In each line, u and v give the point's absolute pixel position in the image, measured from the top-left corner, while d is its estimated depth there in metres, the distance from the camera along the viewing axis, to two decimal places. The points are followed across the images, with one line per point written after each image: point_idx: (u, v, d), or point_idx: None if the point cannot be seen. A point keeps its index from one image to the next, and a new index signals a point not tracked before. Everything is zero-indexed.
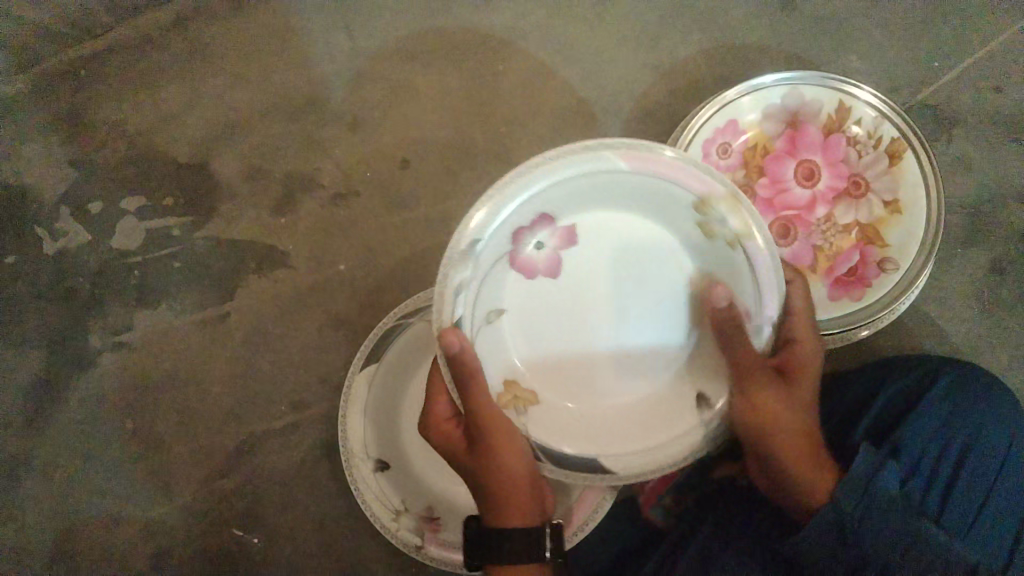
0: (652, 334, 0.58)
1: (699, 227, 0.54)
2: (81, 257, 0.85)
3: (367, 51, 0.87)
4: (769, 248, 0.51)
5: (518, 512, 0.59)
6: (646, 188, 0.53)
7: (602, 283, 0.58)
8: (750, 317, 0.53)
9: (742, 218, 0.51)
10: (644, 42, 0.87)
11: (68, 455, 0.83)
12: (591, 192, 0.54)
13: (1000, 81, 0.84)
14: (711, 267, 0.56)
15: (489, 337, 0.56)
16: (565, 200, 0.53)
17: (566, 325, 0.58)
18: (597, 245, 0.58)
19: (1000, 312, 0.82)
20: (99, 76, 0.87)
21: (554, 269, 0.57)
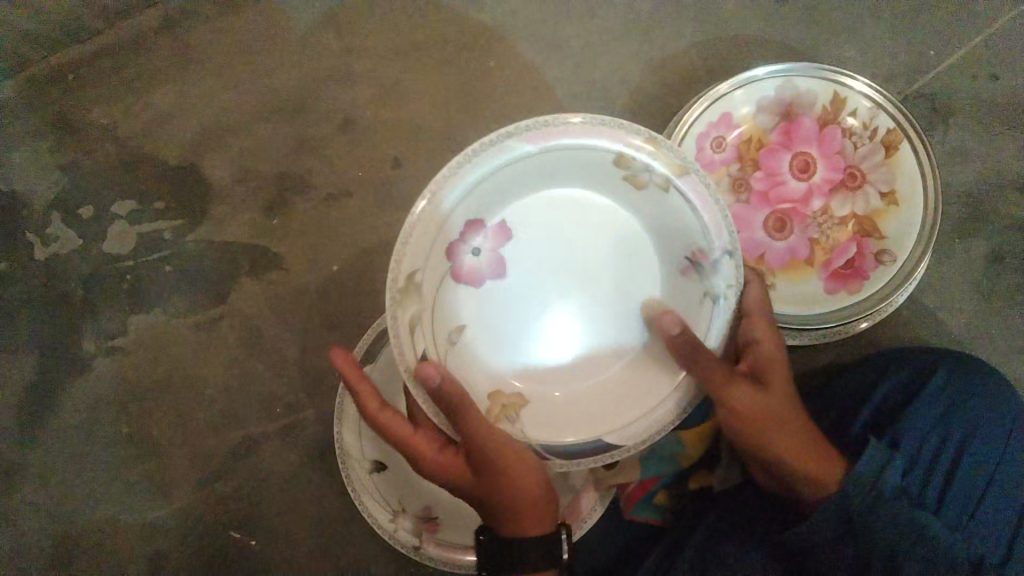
0: (616, 298, 0.62)
1: (635, 180, 0.57)
2: (74, 263, 0.86)
3: (356, 51, 0.87)
4: (696, 175, 0.53)
5: (533, 521, 0.62)
6: (570, 162, 0.56)
7: (552, 263, 0.62)
8: (705, 253, 0.55)
9: (663, 159, 0.53)
10: (632, 36, 0.87)
11: (64, 459, 0.84)
12: (520, 183, 0.58)
13: (995, 69, 0.84)
14: (661, 218, 0.59)
15: (458, 357, 0.58)
16: (496, 191, 0.57)
17: (524, 313, 0.62)
18: (537, 234, 0.62)
19: (998, 302, 0.82)
20: (88, 81, 0.88)
21: (498, 267, 0.61)
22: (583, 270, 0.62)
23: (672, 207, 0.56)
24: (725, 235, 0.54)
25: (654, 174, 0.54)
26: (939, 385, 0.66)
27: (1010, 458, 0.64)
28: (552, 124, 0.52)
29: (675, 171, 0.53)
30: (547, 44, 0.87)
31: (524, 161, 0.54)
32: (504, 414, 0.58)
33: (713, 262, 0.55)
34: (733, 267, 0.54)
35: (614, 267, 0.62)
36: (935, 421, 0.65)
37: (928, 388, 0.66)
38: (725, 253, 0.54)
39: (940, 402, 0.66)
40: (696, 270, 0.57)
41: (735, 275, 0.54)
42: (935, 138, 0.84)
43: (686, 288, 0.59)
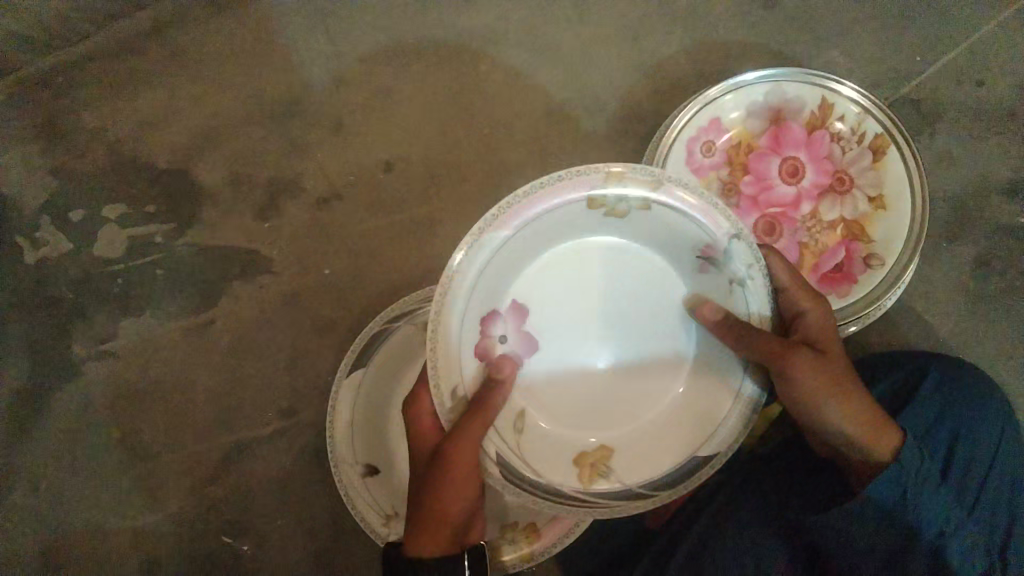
0: (661, 321, 0.61)
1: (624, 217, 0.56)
2: (63, 266, 0.86)
3: (349, 54, 0.88)
4: (670, 182, 0.53)
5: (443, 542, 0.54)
6: (556, 226, 0.56)
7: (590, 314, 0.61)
8: (714, 247, 0.55)
9: (633, 181, 0.52)
10: (623, 42, 0.87)
11: (53, 464, 0.83)
12: (515, 262, 0.56)
13: (980, 75, 0.85)
14: (658, 236, 0.58)
15: (534, 442, 0.57)
16: (495, 281, 0.55)
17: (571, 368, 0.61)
18: (560, 301, 0.60)
19: (986, 305, 0.82)
20: (78, 84, 0.88)
21: (529, 341, 0.59)
22: (618, 314, 0.61)
23: (663, 223, 0.55)
24: (724, 220, 0.53)
25: (630, 200, 0.54)
26: (931, 387, 0.67)
27: (1003, 457, 0.64)
28: (514, 201, 0.51)
29: (649, 187, 0.53)
30: (538, 48, 0.88)
31: (511, 240, 0.53)
32: (592, 470, 0.56)
33: (725, 249, 0.54)
34: (746, 247, 0.54)
35: (648, 297, 0.61)
36: (927, 424, 0.66)
37: (920, 391, 0.67)
38: (732, 235, 0.54)
39: (932, 404, 0.67)
40: (711, 264, 0.56)
41: (750, 251, 0.54)
42: (923, 142, 0.85)
43: (712, 289, 0.58)
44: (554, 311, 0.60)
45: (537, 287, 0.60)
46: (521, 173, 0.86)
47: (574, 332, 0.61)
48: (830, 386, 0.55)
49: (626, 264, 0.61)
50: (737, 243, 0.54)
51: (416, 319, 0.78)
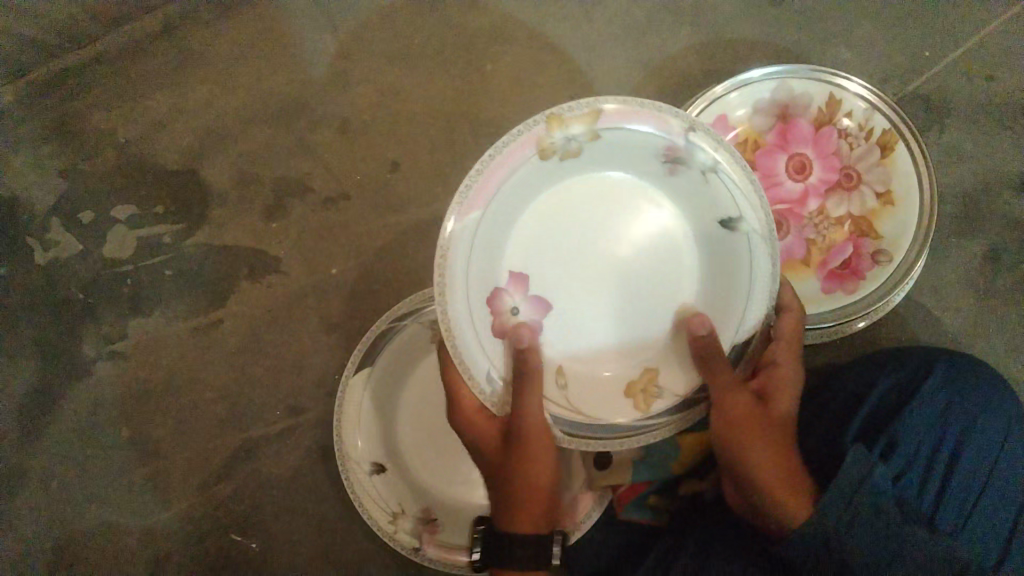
0: (662, 241, 0.60)
1: (588, 155, 0.56)
2: (74, 267, 0.86)
3: (356, 53, 0.88)
4: (603, 103, 0.52)
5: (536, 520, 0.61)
6: (525, 187, 0.56)
7: (590, 260, 0.60)
8: (673, 147, 0.54)
9: (574, 118, 0.52)
10: (629, 39, 0.87)
11: (64, 463, 0.84)
12: (492, 241, 0.56)
13: (990, 70, 0.85)
14: (619, 155, 0.57)
15: (578, 393, 0.59)
16: (484, 261, 0.56)
17: (585, 314, 0.61)
18: (551, 264, 0.60)
19: (995, 301, 0.82)
20: (87, 86, 0.88)
21: (540, 304, 0.60)
22: (631, 253, 0.61)
23: (620, 143, 0.54)
24: (671, 117, 0.52)
25: (578, 138, 0.53)
26: (937, 384, 0.67)
27: (1007, 456, 0.65)
28: (467, 190, 0.52)
29: (591, 119, 0.52)
30: (544, 46, 0.88)
31: (483, 219, 0.53)
32: (643, 399, 0.58)
33: (688, 142, 0.53)
34: (705, 137, 0.53)
35: (653, 230, 0.60)
36: (933, 420, 0.65)
37: (926, 386, 0.67)
38: (685, 129, 0.53)
39: (938, 401, 0.66)
40: (679, 163, 0.55)
41: (711, 137, 0.53)
42: (931, 138, 0.84)
43: (697, 191, 0.57)
44: (557, 272, 0.60)
45: (539, 256, 0.60)
46: None
47: (585, 288, 0.61)
48: (750, 433, 0.58)
49: (620, 198, 0.60)
50: (692, 134, 0.53)
51: (421, 318, 0.77)
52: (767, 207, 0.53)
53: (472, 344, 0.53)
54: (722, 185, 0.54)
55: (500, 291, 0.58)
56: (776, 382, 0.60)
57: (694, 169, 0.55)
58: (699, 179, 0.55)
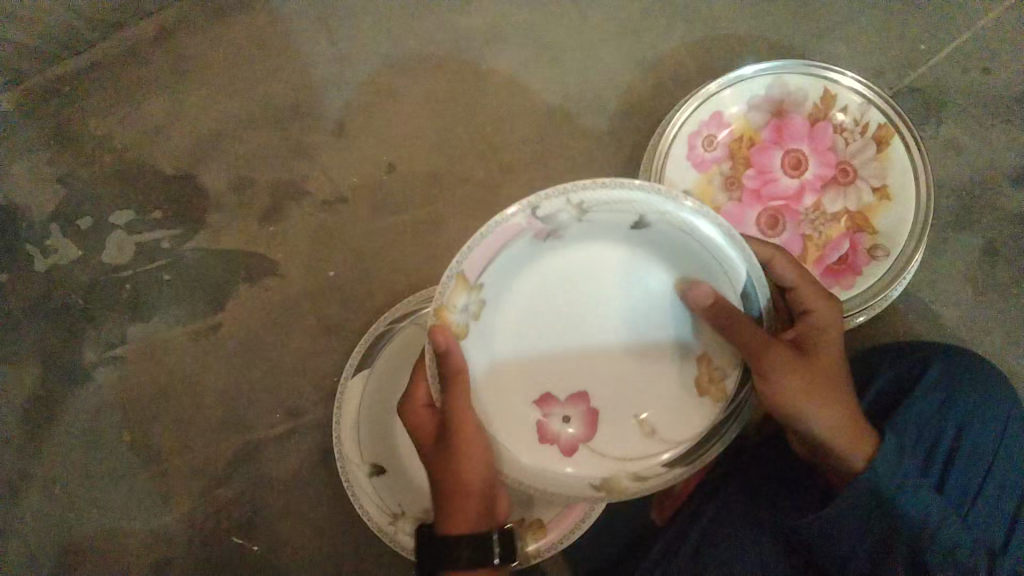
0: (637, 278, 0.58)
1: (496, 287, 0.56)
2: (73, 273, 0.87)
3: (351, 56, 0.88)
4: (448, 280, 0.53)
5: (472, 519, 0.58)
6: (479, 350, 0.56)
7: (592, 340, 0.59)
8: (537, 227, 0.54)
9: (448, 301, 0.54)
10: (623, 36, 0.87)
11: (65, 468, 0.84)
12: (498, 401, 0.57)
13: (987, 62, 0.84)
14: (524, 268, 0.56)
15: (662, 419, 0.58)
16: (502, 414, 0.57)
17: (626, 378, 0.59)
18: (569, 372, 0.59)
19: (994, 295, 0.82)
20: (84, 93, 0.89)
21: (576, 395, 0.59)
22: (635, 303, 0.58)
23: (510, 265, 0.55)
24: (509, 222, 0.53)
25: (469, 304, 0.55)
26: (935, 378, 0.66)
27: (1005, 446, 0.65)
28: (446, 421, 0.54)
29: (463, 284, 0.54)
30: (539, 46, 0.88)
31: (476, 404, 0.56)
32: (716, 389, 0.57)
33: (541, 216, 0.53)
34: (544, 198, 0.52)
35: (632, 276, 0.58)
36: (931, 415, 0.65)
37: (923, 381, 0.66)
38: (525, 210, 0.53)
39: (935, 396, 0.66)
40: (552, 229, 0.55)
41: (548, 194, 0.52)
42: (927, 132, 0.84)
43: (604, 220, 0.55)
44: (568, 360, 0.59)
45: (539, 356, 0.58)
46: (522, 172, 0.87)
47: (607, 354, 0.59)
48: (812, 386, 0.57)
49: (573, 277, 0.57)
50: (528, 205, 0.52)
51: (418, 319, 0.78)
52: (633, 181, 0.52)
53: (530, 452, 0.57)
54: (598, 208, 0.53)
55: (537, 411, 0.58)
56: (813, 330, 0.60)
57: (574, 218, 0.54)
58: (587, 217, 0.54)
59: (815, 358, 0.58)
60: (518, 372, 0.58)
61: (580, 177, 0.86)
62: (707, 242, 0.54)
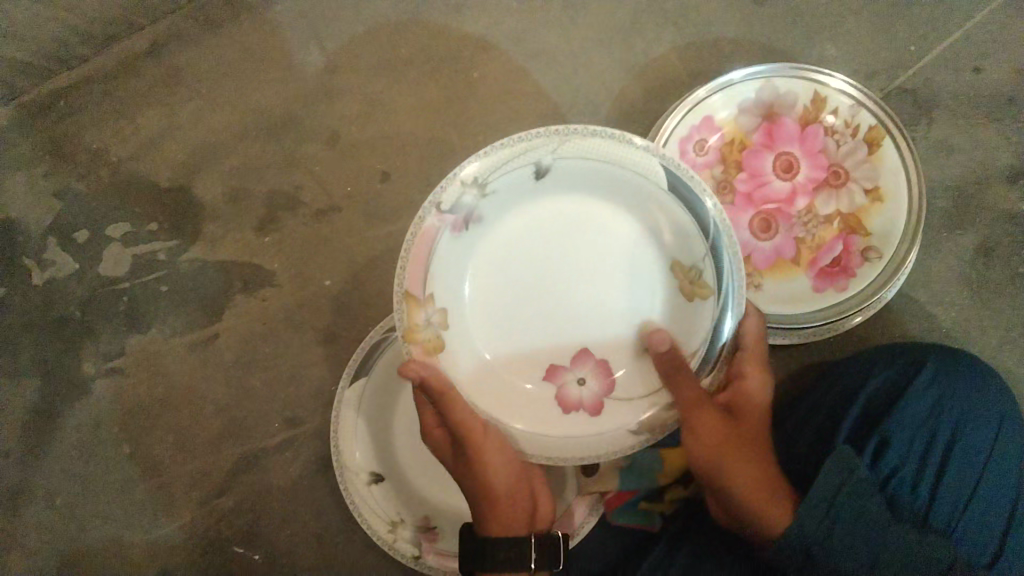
0: (592, 230, 0.59)
1: (447, 291, 0.58)
2: (71, 286, 0.87)
3: (344, 65, 0.88)
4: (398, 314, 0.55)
5: (509, 521, 0.61)
6: (458, 347, 0.59)
7: (573, 301, 0.60)
8: (454, 221, 0.56)
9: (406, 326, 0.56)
10: (614, 42, 0.88)
11: (66, 481, 0.85)
12: (499, 387, 0.60)
13: (977, 61, 0.85)
14: (467, 259, 0.59)
15: (679, 333, 0.58)
16: (508, 397, 0.60)
17: (622, 322, 0.60)
18: (562, 340, 0.60)
19: (988, 294, 0.82)
20: (79, 107, 0.89)
21: (579, 354, 0.60)
22: (608, 252, 0.60)
23: (451, 268, 0.58)
24: (429, 232, 0.55)
25: (432, 318, 0.57)
26: (927, 380, 0.67)
27: (1001, 450, 0.64)
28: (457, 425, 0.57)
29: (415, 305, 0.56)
30: (531, 53, 0.88)
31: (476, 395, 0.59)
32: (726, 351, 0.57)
33: (449, 209, 0.55)
34: (440, 194, 0.55)
35: (584, 235, 0.59)
36: (924, 418, 0.65)
37: (915, 384, 0.67)
38: (429, 212, 0.55)
39: (928, 398, 0.66)
40: (468, 218, 0.57)
41: (443, 190, 0.55)
42: (919, 133, 0.84)
43: (513, 186, 0.57)
44: (555, 323, 0.60)
45: (524, 326, 0.60)
46: None
47: (597, 303, 0.60)
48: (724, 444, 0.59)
49: (528, 248, 0.60)
50: (427, 208, 0.55)
51: None
52: (503, 140, 0.54)
53: (541, 430, 0.59)
54: (494, 175, 0.55)
55: (551, 383, 0.60)
56: (747, 393, 0.61)
57: (484, 197, 0.56)
58: (497, 190, 0.57)
59: (741, 420, 0.61)
60: (514, 343, 0.60)
61: None
62: (614, 157, 0.55)
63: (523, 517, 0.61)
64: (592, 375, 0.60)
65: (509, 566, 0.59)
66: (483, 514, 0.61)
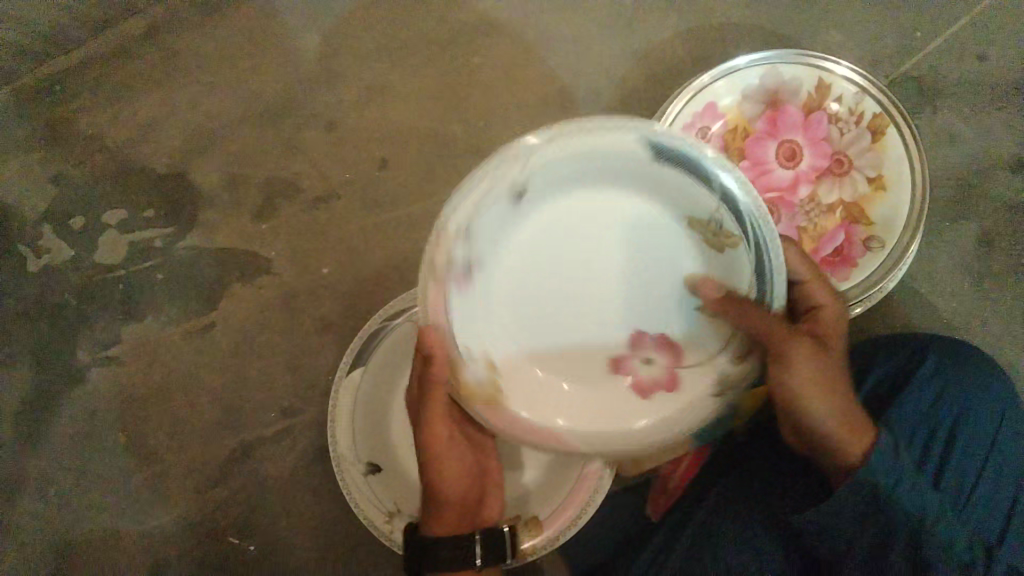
0: (596, 221, 0.52)
1: (481, 338, 0.51)
2: (65, 273, 0.87)
3: (343, 51, 0.87)
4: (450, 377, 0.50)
5: (451, 523, 0.63)
6: (514, 379, 0.52)
7: (614, 300, 0.53)
8: (455, 277, 0.49)
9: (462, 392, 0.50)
10: (616, 28, 0.86)
11: (61, 469, 0.84)
12: (580, 405, 0.52)
13: (983, 49, 0.84)
14: (487, 299, 0.52)
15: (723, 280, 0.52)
16: (588, 408, 0.52)
17: (665, 303, 0.53)
18: (619, 341, 0.53)
19: (990, 285, 0.81)
20: (73, 92, 0.88)
21: (638, 341, 0.53)
22: (631, 240, 0.53)
23: (479, 324, 0.51)
24: (441, 301, 0.49)
25: (480, 371, 0.51)
26: (929, 372, 0.66)
27: (1002, 443, 0.64)
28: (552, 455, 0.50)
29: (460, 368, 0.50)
30: (531, 39, 0.87)
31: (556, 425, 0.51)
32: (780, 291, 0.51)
33: (447, 267, 0.48)
34: (430, 259, 0.48)
35: (592, 230, 0.53)
36: (924, 410, 0.65)
37: (917, 376, 0.66)
38: (427, 280, 0.48)
39: (929, 389, 0.65)
40: (466, 270, 0.50)
41: (433, 255, 0.48)
42: (924, 121, 0.83)
43: (495, 219, 0.50)
44: (584, 322, 0.53)
45: (556, 330, 0.53)
46: None
47: (632, 292, 0.53)
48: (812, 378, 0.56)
49: (533, 258, 0.52)
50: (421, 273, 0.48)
51: (413, 316, 0.77)
52: (475, 169, 0.48)
53: (617, 418, 0.52)
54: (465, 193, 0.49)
55: (617, 376, 0.53)
56: (824, 324, 0.58)
57: (468, 221, 0.49)
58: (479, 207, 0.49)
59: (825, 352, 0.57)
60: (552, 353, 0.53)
61: None
62: (587, 149, 0.49)
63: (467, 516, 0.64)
64: (654, 344, 0.53)
65: (450, 563, 0.61)
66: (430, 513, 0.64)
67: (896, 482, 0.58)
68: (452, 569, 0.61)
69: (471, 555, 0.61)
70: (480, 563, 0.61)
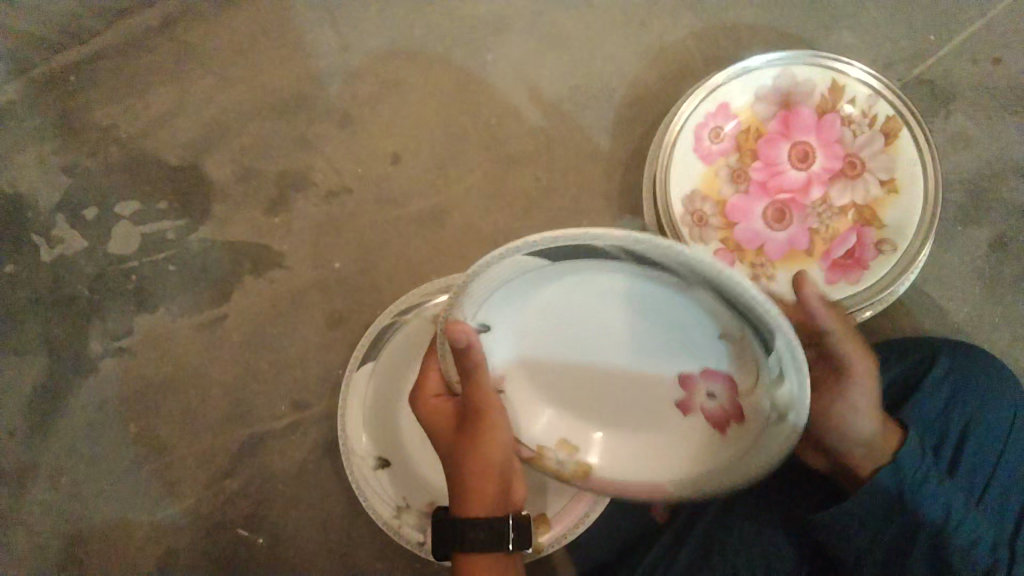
0: (593, 291, 0.53)
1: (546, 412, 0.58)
2: (79, 264, 0.87)
3: (356, 47, 0.88)
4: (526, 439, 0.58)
5: (489, 504, 0.58)
6: (587, 430, 0.58)
7: (648, 351, 0.55)
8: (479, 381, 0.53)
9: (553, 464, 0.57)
10: (630, 27, 0.86)
11: (72, 458, 0.85)
12: (661, 444, 0.56)
13: (998, 54, 0.84)
14: (542, 375, 0.58)
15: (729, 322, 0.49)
16: (662, 445, 0.56)
17: (686, 344, 0.53)
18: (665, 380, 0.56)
19: (1001, 289, 0.81)
20: (88, 84, 0.89)
21: (685, 381, 0.55)
22: (638, 300, 0.52)
23: (540, 399, 0.58)
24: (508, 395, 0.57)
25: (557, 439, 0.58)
26: (941, 376, 0.66)
27: (1013, 447, 0.64)
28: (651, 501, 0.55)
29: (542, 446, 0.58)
30: (544, 37, 0.87)
31: (633, 470, 0.56)
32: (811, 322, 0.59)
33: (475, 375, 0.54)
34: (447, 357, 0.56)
35: (600, 300, 0.53)
36: (934, 415, 0.65)
37: (930, 378, 0.66)
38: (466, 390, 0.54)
39: (940, 392, 0.66)
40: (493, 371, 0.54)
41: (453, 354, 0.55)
42: (937, 124, 0.83)
43: (495, 319, 0.54)
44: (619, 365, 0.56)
45: (599, 383, 0.57)
46: (528, 164, 0.86)
47: (651, 340, 0.55)
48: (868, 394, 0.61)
49: (555, 330, 0.56)
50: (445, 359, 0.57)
51: (422, 312, 0.77)
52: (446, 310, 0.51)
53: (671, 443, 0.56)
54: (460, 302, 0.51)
55: (678, 412, 0.56)
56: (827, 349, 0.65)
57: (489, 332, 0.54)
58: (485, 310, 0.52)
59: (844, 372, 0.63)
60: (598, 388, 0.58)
61: (586, 169, 0.85)
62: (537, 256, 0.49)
63: (501, 499, 0.58)
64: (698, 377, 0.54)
65: (483, 546, 0.57)
66: (461, 493, 0.58)
67: (920, 483, 0.58)
68: (486, 553, 0.57)
69: (505, 538, 0.57)
70: (513, 547, 0.57)
